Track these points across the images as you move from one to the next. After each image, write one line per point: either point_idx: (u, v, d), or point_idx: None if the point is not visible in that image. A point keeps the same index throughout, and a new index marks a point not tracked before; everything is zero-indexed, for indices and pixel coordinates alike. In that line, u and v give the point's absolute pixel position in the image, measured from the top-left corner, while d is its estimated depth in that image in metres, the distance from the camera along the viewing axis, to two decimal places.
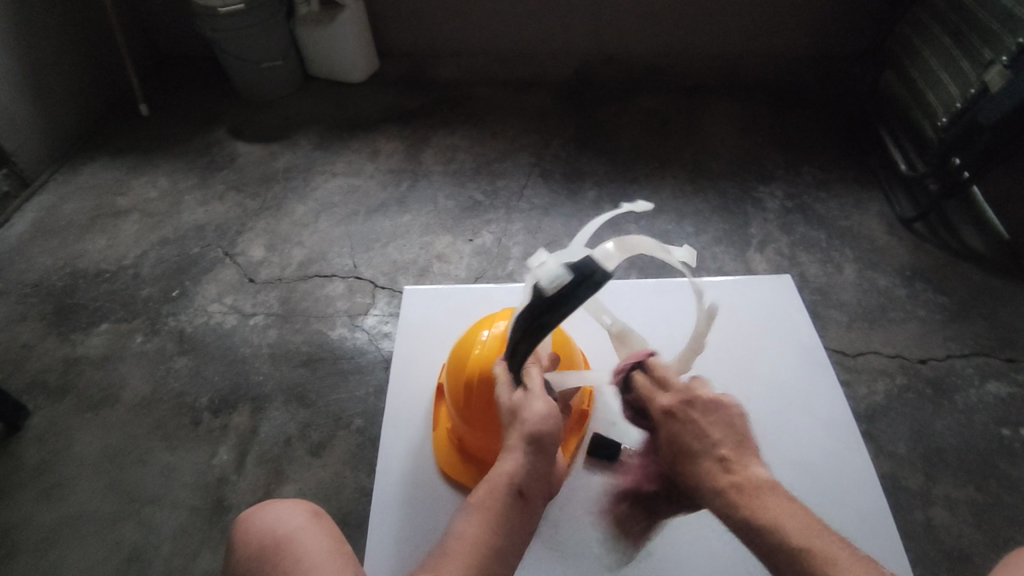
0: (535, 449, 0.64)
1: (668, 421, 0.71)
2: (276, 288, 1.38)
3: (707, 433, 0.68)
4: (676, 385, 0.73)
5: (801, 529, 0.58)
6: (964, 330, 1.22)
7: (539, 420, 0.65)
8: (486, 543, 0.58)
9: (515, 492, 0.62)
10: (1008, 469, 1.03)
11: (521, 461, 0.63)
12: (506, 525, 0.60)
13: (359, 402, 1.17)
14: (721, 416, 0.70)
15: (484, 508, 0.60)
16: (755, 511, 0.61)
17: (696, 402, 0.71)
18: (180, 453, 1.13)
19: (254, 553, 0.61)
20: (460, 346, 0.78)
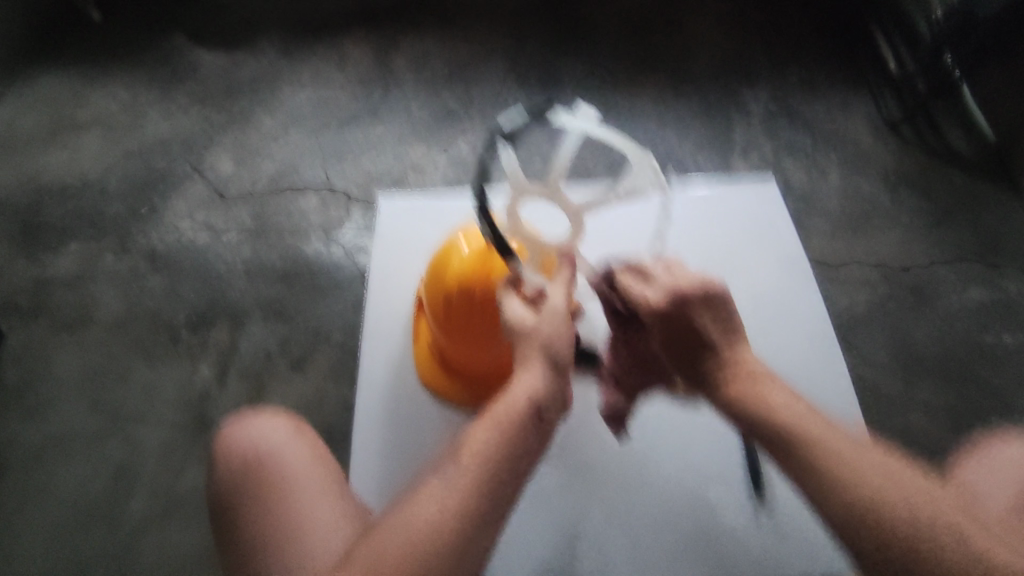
0: (550, 365, 0.60)
1: (660, 317, 0.66)
2: (248, 204, 1.33)
3: (697, 321, 0.64)
4: (664, 280, 0.68)
5: (785, 404, 0.57)
6: (947, 235, 1.21)
7: (554, 336, 0.62)
8: (503, 454, 0.53)
9: (530, 404, 0.57)
10: (981, 371, 1.05)
11: (540, 377, 0.60)
12: (521, 436, 0.55)
13: (338, 316, 1.16)
14: (711, 301, 0.65)
15: (497, 418, 0.55)
16: (738, 392, 0.60)
17: (688, 297, 0.65)
18: (160, 370, 1.13)
19: (236, 467, 0.64)
20: (438, 259, 0.75)
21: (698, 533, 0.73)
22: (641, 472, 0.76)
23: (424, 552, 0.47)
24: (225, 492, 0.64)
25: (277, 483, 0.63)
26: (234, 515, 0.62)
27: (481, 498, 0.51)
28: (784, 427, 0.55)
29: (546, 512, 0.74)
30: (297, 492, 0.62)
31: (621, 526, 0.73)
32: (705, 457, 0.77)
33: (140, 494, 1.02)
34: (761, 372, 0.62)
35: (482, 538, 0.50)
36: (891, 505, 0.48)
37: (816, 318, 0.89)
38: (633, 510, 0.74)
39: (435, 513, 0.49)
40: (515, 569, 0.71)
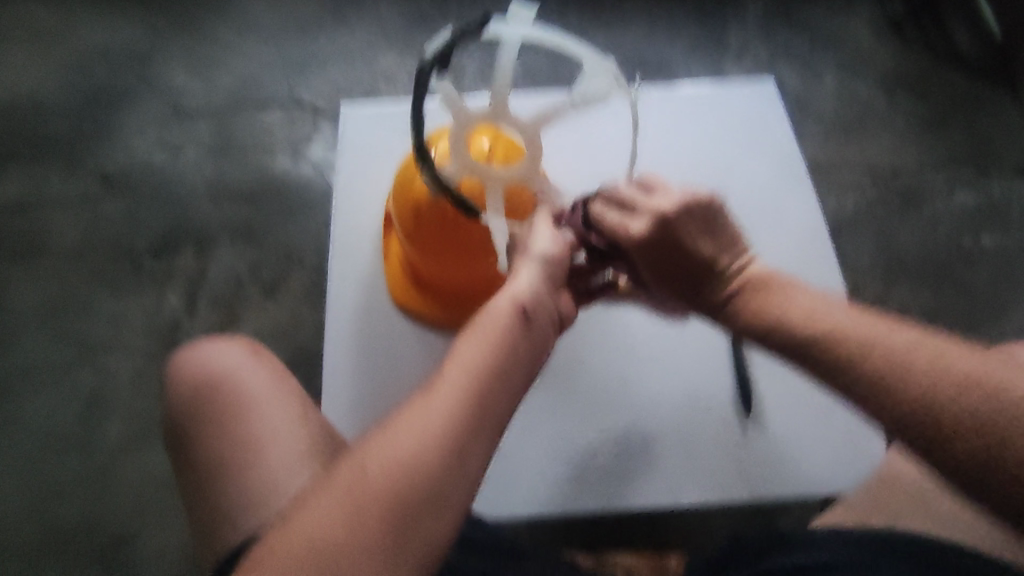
0: (543, 273, 0.53)
1: (651, 254, 0.55)
2: (205, 118, 1.23)
3: (692, 243, 0.54)
4: (645, 202, 0.56)
5: (813, 310, 0.49)
6: (941, 138, 1.16)
7: (548, 247, 0.55)
8: (491, 363, 0.45)
9: (518, 311, 0.49)
10: (963, 273, 1.05)
11: (531, 282, 0.52)
12: (507, 346, 0.47)
13: (310, 237, 1.10)
14: (703, 213, 0.55)
15: (482, 328, 0.47)
16: (757, 309, 0.51)
17: (674, 219, 0.54)
18: (125, 298, 1.07)
19: (189, 393, 0.57)
20: (405, 167, 0.70)
21: (695, 451, 0.70)
22: (631, 389, 0.73)
23: (407, 473, 0.40)
24: (180, 421, 0.57)
25: (235, 409, 0.56)
26: (189, 446, 0.55)
27: (469, 407, 0.43)
28: (820, 339, 0.47)
29: (535, 434, 0.71)
30: (258, 416, 0.55)
31: (615, 448, 0.70)
32: (698, 372, 0.74)
33: (117, 423, 0.99)
34: (776, 279, 0.52)
35: (474, 450, 0.43)
36: (951, 412, 0.42)
37: (809, 222, 0.83)
38: (626, 430, 0.71)
39: (417, 427, 0.42)
40: (509, 505, 0.68)
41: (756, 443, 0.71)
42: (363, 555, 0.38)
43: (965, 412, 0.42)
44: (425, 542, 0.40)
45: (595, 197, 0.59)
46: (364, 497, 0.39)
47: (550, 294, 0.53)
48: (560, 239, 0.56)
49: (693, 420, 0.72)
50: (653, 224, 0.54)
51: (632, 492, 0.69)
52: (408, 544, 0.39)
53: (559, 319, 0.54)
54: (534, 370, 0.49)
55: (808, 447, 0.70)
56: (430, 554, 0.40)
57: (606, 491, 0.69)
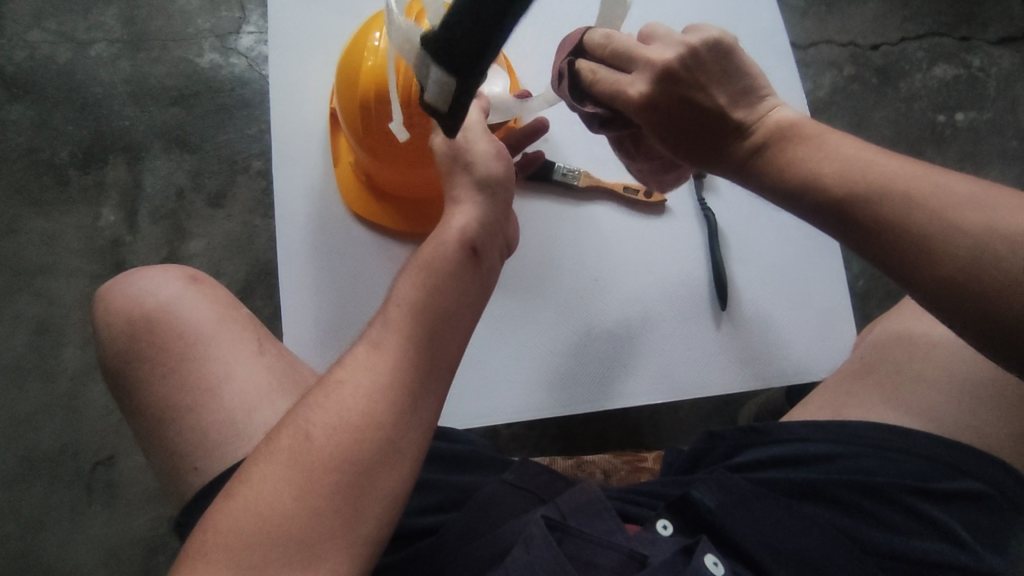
0: (483, 199, 0.50)
1: (652, 114, 0.46)
2: (112, 3, 1.06)
3: (700, 96, 0.45)
4: (640, 53, 0.46)
5: (848, 163, 0.41)
6: (925, 7, 1.09)
7: (488, 160, 0.51)
8: (436, 305, 0.44)
9: (466, 249, 0.47)
10: (933, 155, 1.04)
11: (472, 212, 0.50)
12: (450, 285, 0.46)
13: (254, 141, 1.01)
14: (709, 63, 0.45)
15: (424, 263, 0.46)
16: (783, 165, 0.43)
17: (677, 69, 0.44)
18: (57, 217, 0.99)
19: (124, 331, 0.53)
20: (349, 56, 0.62)
21: (662, 352, 0.70)
22: (599, 298, 0.71)
23: (359, 427, 0.40)
24: (116, 359, 0.53)
25: (178, 346, 0.52)
26: (134, 388, 0.52)
27: (416, 353, 0.42)
28: (853, 194, 0.40)
29: (501, 345, 0.69)
30: (204, 353, 0.52)
31: (585, 353, 0.69)
32: (669, 276, 0.72)
33: (71, 349, 0.95)
34: (804, 130, 0.43)
35: (425, 399, 0.42)
36: (1001, 272, 0.36)
37: (792, 98, 0.77)
38: (593, 340, 0.70)
39: (364, 381, 0.41)
40: (485, 410, 0.67)
41: (726, 344, 0.71)
42: (319, 513, 0.37)
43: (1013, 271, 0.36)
44: (383, 494, 0.39)
45: (588, 54, 0.50)
46: (315, 458, 0.38)
47: (498, 220, 0.51)
48: (502, 153, 0.52)
49: (663, 324, 0.71)
50: (652, 76, 0.45)
51: (600, 399, 0.69)
52: (363, 497, 0.39)
53: (506, 247, 0.53)
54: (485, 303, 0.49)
55: (778, 340, 0.71)
56: (393, 501, 0.40)
57: (575, 399, 0.68)
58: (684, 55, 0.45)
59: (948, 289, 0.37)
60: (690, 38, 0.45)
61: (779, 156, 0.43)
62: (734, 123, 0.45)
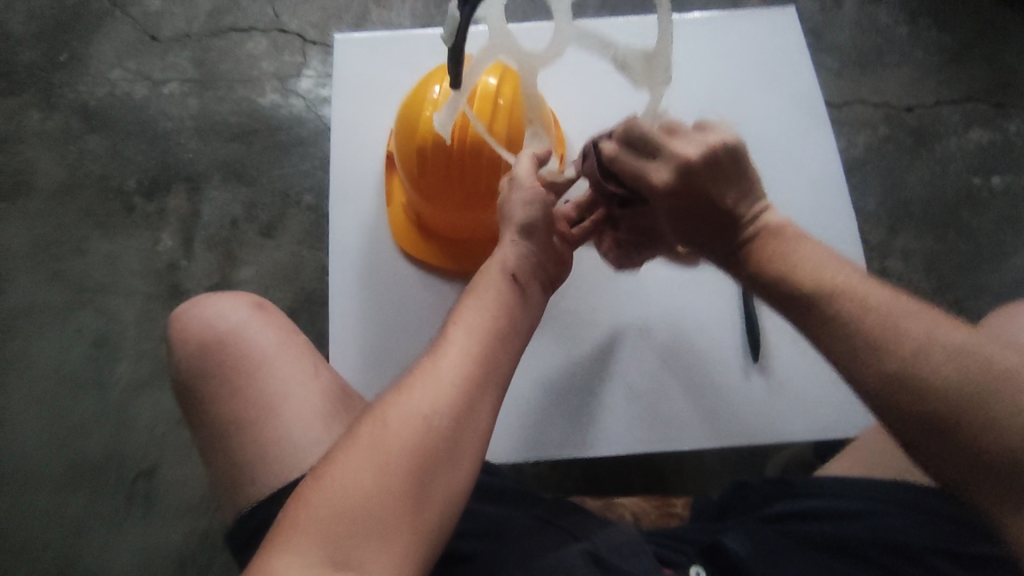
0: (524, 238, 0.56)
1: (670, 201, 0.50)
2: (187, 47, 1.16)
3: (714, 195, 0.49)
4: (668, 145, 0.50)
5: (817, 263, 0.46)
6: (960, 73, 1.12)
7: (527, 206, 0.57)
8: (494, 327, 0.49)
9: (509, 279, 0.54)
10: (969, 217, 1.04)
11: (514, 248, 0.56)
12: (502, 312, 0.51)
13: (307, 177, 1.07)
14: (726, 163, 0.49)
15: (476, 293, 0.52)
16: (773, 257, 0.48)
17: (698, 167, 0.48)
18: (119, 240, 1.05)
19: (196, 354, 0.57)
20: (409, 105, 0.66)
21: (693, 402, 0.71)
22: (634, 345, 0.73)
23: (425, 432, 0.42)
24: (188, 380, 0.57)
25: (245, 368, 0.56)
26: (202, 406, 0.55)
27: (473, 365, 0.46)
28: (817, 294, 0.45)
29: (538, 386, 0.71)
30: (269, 376, 0.55)
31: (615, 395, 0.71)
32: (702, 327, 0.73)
33: (123, 364, 0.99)
34: (792, 231, 0.49)
35: (482, 400, 0.45)
36: (934, 372, 0.41)
37: (823, 161, 0.80)
38: (624, 381, 0.72)
39: (430, 384, 0.44)
40: (513, 443, 0.70)
41: (756, 398, 0.71)
42: (386, 501, 0.40)
43: (941, 373, 0.40)
44: (445, 493, 0.42)
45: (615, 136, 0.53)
46: (388, 451, 0.41)
47: (541, 259, 0.57)
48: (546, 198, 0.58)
49: (696, 375, 0.72)
50: (674, 174, 0.49)
51: (632, 446, 0.70)
52: (427, 494, 0.41)
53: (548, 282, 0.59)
54: (530, 327, 0.54)
55: (804, 400, 0.71)
56: (453, 501, 0.42)
57: (606, 442, 0.70)
58: (705, 157, 0.48)
59: (887, 381, 0.41)
60: (711, 138, 0.49)
61: (763, 243, 0.48)
62: (737, 217, 0.49)
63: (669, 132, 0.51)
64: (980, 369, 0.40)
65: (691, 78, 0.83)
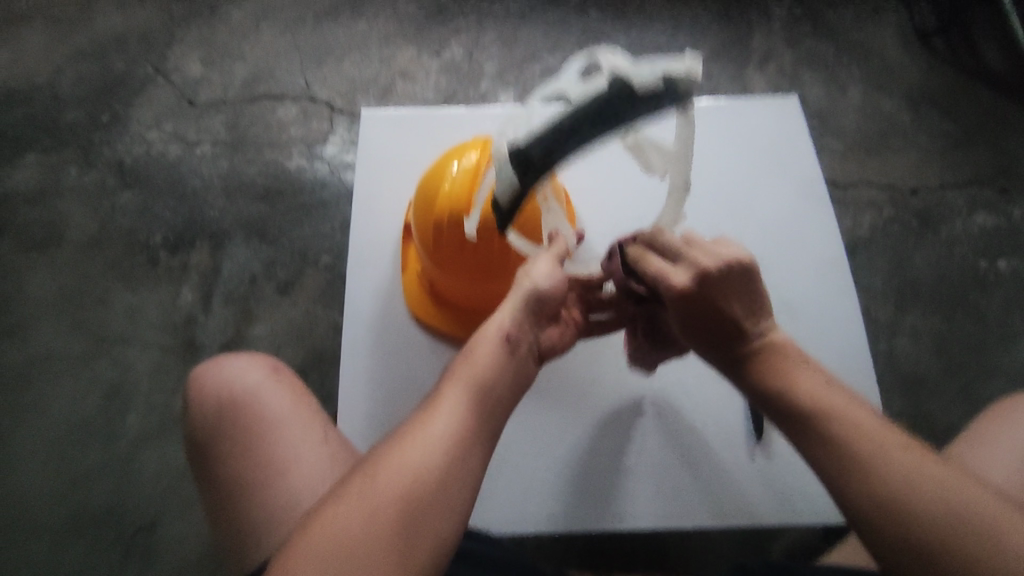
0: (519, 302, 0.56)
1: (684, 305, 0.54)
2: (222, 112, 1.23)
3: (724, 304, 0.52)
4: (688, 253, 0.54)
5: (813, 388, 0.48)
6: (963, 158, 1.15)
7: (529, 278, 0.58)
8: (483, 384, 0.51)
9: (502, 341, 0.54)
10: (977, 299, 1.04)
11: (508, 312, 0.56)
12: (493, 373, 0.52)
13: (326, 238, 1.10)
14: (739, 279, 0.53)
15: (465, 357, 0.53)
16: (773, 374, 0.50)
17: (712, 277, 0.52)
18: (141, 292, 1.08)
19: (210, 410, 0.58)
20: (428, 180, 0.70)
21: (686, 476, 0.71)
22: (632, 414, 0.73)
23: (421, 473, 0.44)
24: (201, 438, 0.58)
25: (255, 427, 0.57)
26: (211, 463, 0.56)
27: (462, 419, 0.48)
28: (807, 411, 0.47)
29: (530, 444, 0.72)
30: (280, 434, 0.57)
31: (605, 469, 0.71)
32: (704, 404, 0.74)
33: (133, 416, 1.00)
34: (794, 354, 0.52)
35: (470, 452, 0.47)
36: (914, 494, 0.42)
37: (828, 247, 0.82)
38: (616, 456, 0.72)
39: (421, 434, 0.47)
40: (499, 512, 0.70)
41: (752, 480, 0.71)
42: (376, 542, 0.41)
43: (922, 495, 0.42)
44: (433, 536, 0.43)
45: (643, 240, 0.58)
46: (378, 496, 0.43)
47: (535, 329, 0.58)
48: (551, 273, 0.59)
49: (692, 448, 0.72)
50: (690, 279, 0.53)
51: (619, 513, 0.70)
52: (417, 537, 0.42)
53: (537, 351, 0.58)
54: (518, 394, 0.54)
55: (798, 490, 0.71)
56: (441, 548, 0.43)
57: (592, 510, 0.70)
58: (718, 270, 0.52)
59: (874, 504, 0.42)
60: (724, 253, 0.53)
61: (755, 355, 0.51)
62: (742, 328, 0.52)
63: (689, 243, 0.56)
64: (957, 498, 0.41)
65: (702, 162, 0.87)
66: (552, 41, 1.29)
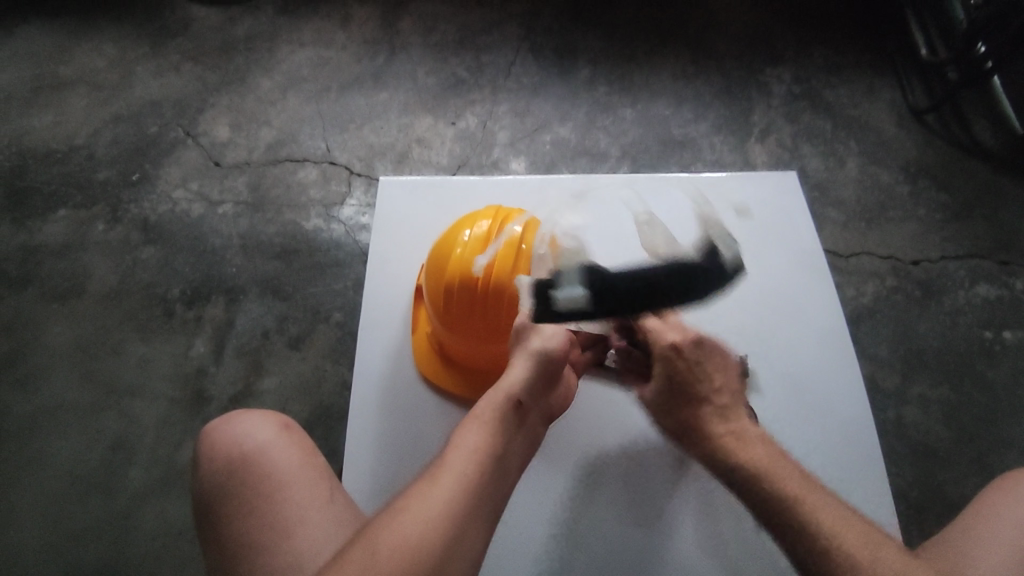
0: (532, 367, 0.62)
1: (677, 362, 0.64)
2: (246, 174, 1.29)
3: (708, 374, 0.63)
4: (678, 327, 0.67)
5: (772, 461, 0.56)
6: (962, 231, 1.18)
7: (541, 342, 0.64)
8: (487, 452, 0.54)
9: (512, 403, 0.59)
10: (984, 369, 1.04)
11: (520, 377, 0.61)
12: (499, 438, 0.56)
13: (338, 295, 1.13)
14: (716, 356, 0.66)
15: (479, 417, 0.58)
16: (740, 452, 0.58)
17: (700, 344, 0.66)
18: (155, 344, 1.10)
19: (222, 465, 0.59)
20: (441, 245, 0.73)
21: (693, 548, 0.69)
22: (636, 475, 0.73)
23: (424, 530, 0.47)
24: (208, 495, 0.59)
25: (262, 486, 0.57)
26: (218, 519, 0.57)
27: (464, 490, 0.51)
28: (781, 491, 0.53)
29: (530, 500, 0.72)
30: (288, 492, 0.57)
31: (605, 533, 0.70)
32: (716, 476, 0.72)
33: (137, 468, 1.01)
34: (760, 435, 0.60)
35: (470, 526, 0.49)
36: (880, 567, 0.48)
37: (829, 317, 0.83)
38: (617, 519, 0.71)
39: (424, 506, 0.49)
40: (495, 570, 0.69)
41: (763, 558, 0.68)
42: None
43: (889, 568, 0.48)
44: None
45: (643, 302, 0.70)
46: (377, 565, 0.45)
47: (545, 390, 0.63)
48: (557, 334, 0.65)
49: (700, 521, 0.70)
50: (685, 341, 0.65)
51: None
52: None
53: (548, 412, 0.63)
54: (526, 453, 0.59)
55: None
56: None
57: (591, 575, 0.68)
58: (703, 341, 0.66)
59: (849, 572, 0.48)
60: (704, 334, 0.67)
61: (718, 416, 0.61)
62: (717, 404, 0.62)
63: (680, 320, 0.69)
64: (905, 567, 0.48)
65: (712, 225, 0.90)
66: (562, 113, 1.36)
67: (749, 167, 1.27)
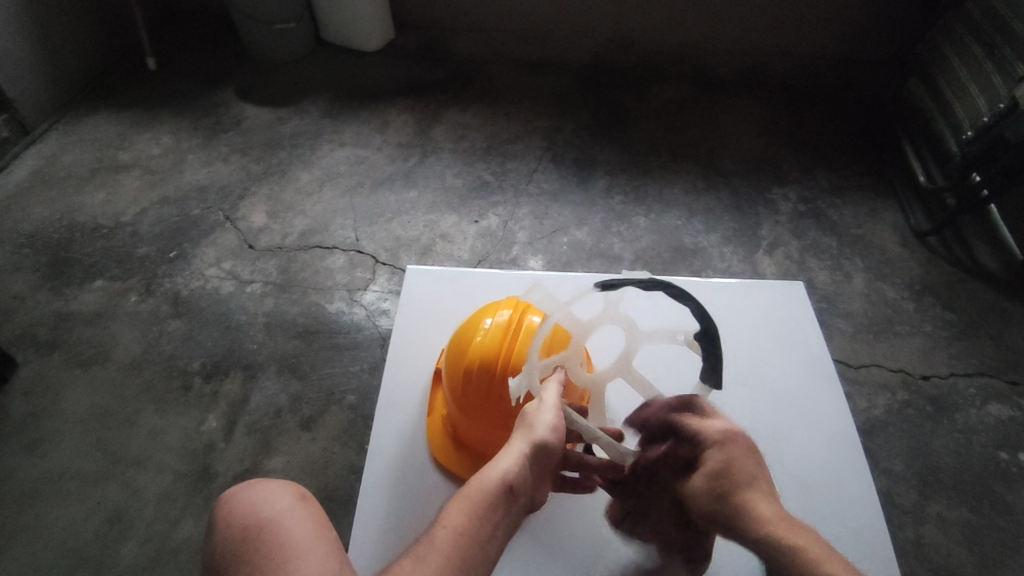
0: (529, 455, 0.63)
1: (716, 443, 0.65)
2: (276, 259, 1.35)
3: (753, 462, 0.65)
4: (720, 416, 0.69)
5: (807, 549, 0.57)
6: (970, 350, 1.20)
7: (546, 430, 0.64)
8: (471, 532, 0.57)
9: (503, 488, 0.60)
10: (1003, 492, 1.01)
11: (517, 461, 0.62)
12: (485, 519, 0.58)
13: (353, 377, 1.16)
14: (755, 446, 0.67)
15: (471, 498, 0.59)
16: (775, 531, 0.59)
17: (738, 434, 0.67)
18: (168, 416, 1.11)
19: (237, 533, 0.60)
20: (463, 331, 0.76)
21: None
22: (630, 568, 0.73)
23: None
24: (222, 563, 0.59)
25: (274, 555, 0.57)
26: None
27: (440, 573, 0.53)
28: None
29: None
30: (295, 563, 0.56)
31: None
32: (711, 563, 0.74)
33: (130, 545, 0.98)
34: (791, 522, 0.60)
35: None
36: None
37: (840, 422, 0.84)
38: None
39: None
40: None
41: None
42: None
43: None
44: None
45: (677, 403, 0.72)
46: None
47: (535, 480, 0.64)
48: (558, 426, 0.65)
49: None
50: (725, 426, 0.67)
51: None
52: None
53: (530, 506, 0.63)
54: (508, 540, 0.60)
55: None
56: None
57: None
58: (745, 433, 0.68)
59: None
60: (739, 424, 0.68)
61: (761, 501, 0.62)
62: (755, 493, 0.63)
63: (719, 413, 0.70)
64: None
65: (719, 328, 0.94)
66: (579, 217, 1.44)
67: (758, 276, 1.32)
